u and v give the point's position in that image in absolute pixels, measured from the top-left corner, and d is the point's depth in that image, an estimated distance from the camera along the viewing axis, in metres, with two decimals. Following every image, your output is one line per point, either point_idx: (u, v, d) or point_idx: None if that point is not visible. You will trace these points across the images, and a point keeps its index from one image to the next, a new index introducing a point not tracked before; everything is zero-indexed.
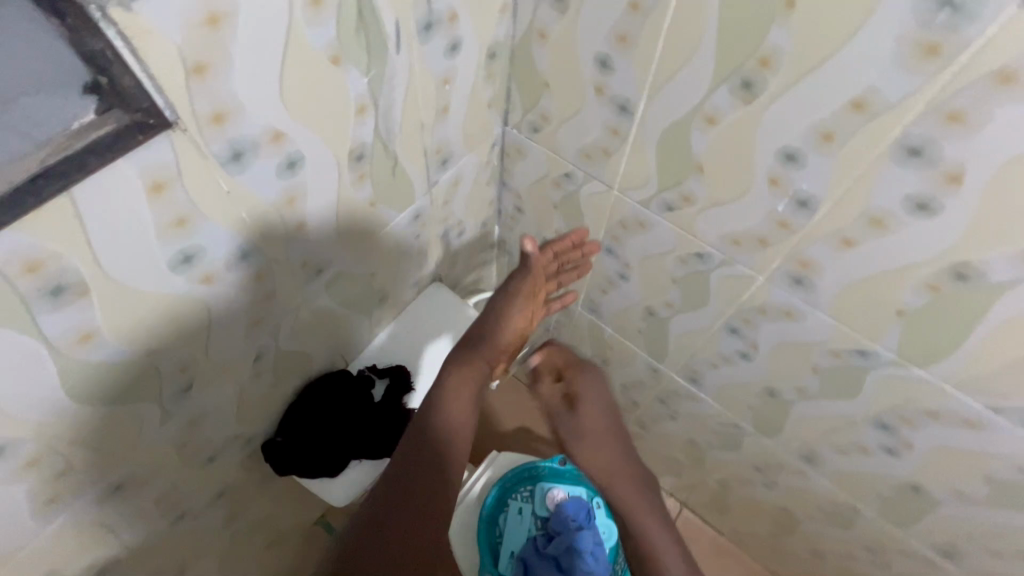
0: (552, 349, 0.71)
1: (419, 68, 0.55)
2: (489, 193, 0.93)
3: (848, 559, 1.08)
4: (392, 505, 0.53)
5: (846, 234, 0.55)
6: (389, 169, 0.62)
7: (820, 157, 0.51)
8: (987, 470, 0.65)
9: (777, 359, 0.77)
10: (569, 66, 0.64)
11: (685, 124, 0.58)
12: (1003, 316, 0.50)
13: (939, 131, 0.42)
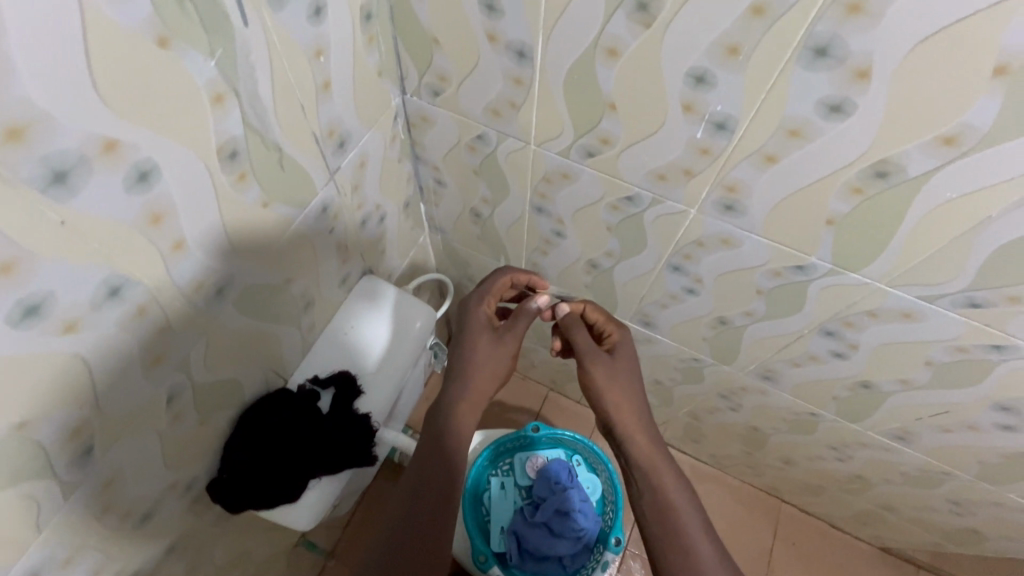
0: (591, 305, 0.81)
1: (280, 41, 0.48)
2: (404, 170, 0.86)
3: (815, 460, 1.14)
4: (434, 486, 0.65)
5: (767, 151, 0.53)
6: (277, 162, 0.55)
7: (729, 74, 0.48)
8: (927, 357, 0.68)
9: (722, 288, 0.76)
10: (455, 18, 0.58)
11: (588, 61, 0.54)
12: (925, 208, 0.50)
13: (841, 25, 0.40)
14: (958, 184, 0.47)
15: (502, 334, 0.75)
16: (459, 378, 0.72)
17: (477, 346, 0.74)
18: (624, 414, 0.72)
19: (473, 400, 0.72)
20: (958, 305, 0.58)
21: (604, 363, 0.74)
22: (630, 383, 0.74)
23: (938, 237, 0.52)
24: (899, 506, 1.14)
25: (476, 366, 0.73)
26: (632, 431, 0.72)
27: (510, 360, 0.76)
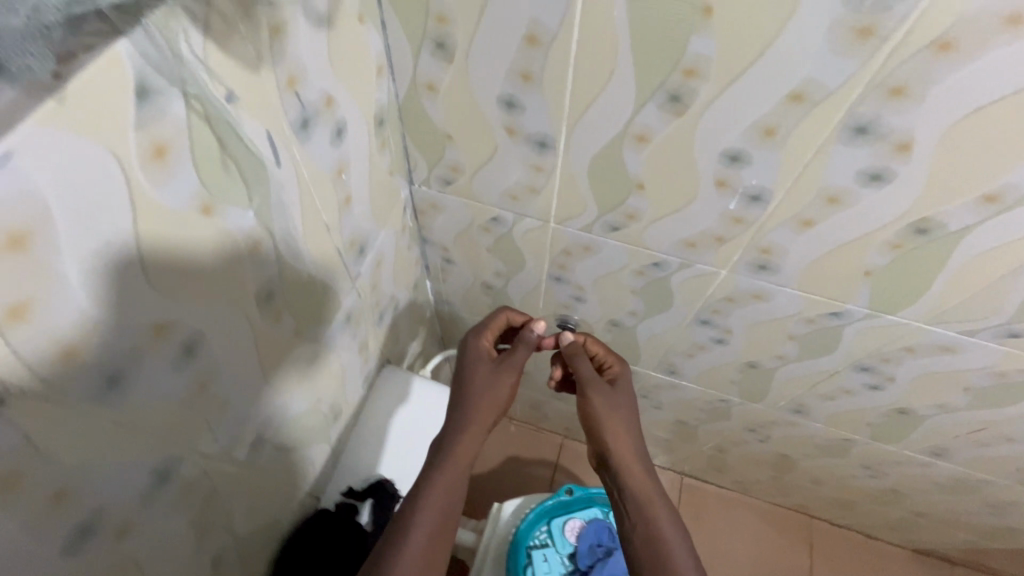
0: (592, 338, 0.73)
1: (308, 171, 0.45)
2: (412, 254, 0.84)
3: (848, 479, 1.14)
4: None
5: (804, 216, 0.53)
6: (306, 288, 0.52)
7: (765, 152, 0.48)
8: (966, 382, 0.69)
9: (753, 336, 0.76)
10: (471, 115, 0.57)
11: (615, 148, 0.54)
12: (965, 257, 0.51)
13: (884, 106, 0.41)
14: (999, 233, 0.48)
15: (501, 365, 0.65)
16: (456, 415, 0.61)
17: (475, 379, 0.64)
18: (621, 448, 0.62)
19: (467, 439, 0.60)
20: (998, 336, 0.59)
21: (604, 392, 0.65)
22: (630, 415, 0.64)
23: (978, 279, 0.53)
24: (935, 512, 1.14)
25: (474, 400, 0.62)
26: (631, 468, 0.61)
27: (510, 396, 0.65)
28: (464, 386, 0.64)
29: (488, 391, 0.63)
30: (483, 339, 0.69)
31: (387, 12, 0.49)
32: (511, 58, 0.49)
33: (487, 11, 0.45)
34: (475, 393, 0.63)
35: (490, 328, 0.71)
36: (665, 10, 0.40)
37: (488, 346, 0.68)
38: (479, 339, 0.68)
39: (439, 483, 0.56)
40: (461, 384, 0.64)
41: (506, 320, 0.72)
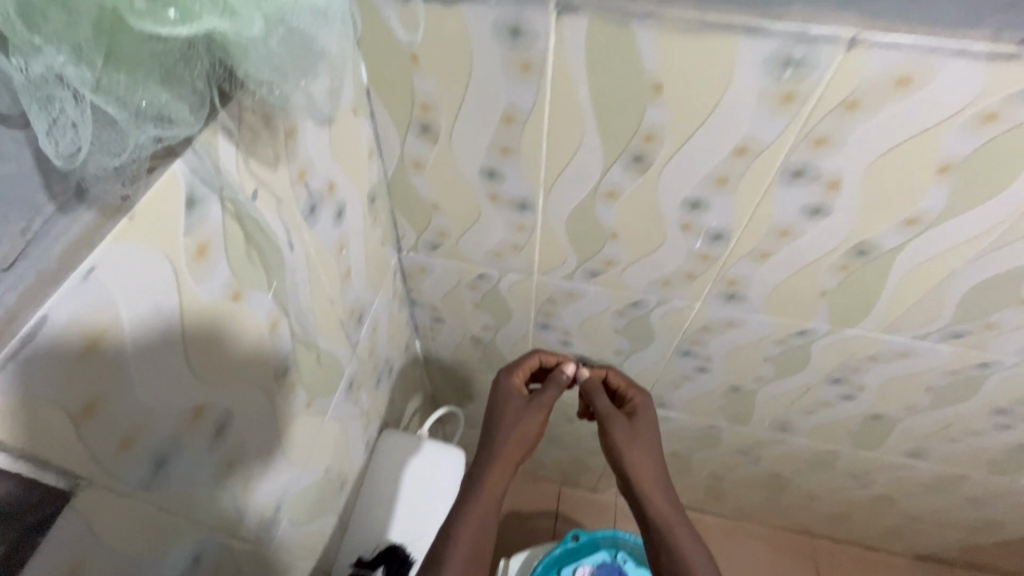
0: (612, 372, 0.75)
1: (314, 251, 0.49)
2: (403, 317, 0.87)
3: (840, 491, 1.17)
4: None
5: (762, 248, 0.60)
6: (315, 359, 0.54)
7: (720, 198, 0.55)
8: (927, 383, 0.75)
9: (732, 360, 0.81)
10: (455, 185, 0.62)
11: (589, 204, 0.60)
12: (903, 272, 0.58)
13: (813, 154, 0.48)
14: (927, 248, 0.55)
15: (530, 402, 0.68)
16: (484, 449, 0.63)
17: (503, 416, 0.67)
18: (643, 475, 0.63)
19: (497, 474, 0.61)
20: (945, 338, 0.66)
21: (624, 422, 0.67)
22: (651, 444, 0.66)
23: (918, 289, 0.60)
24: (925, 513, 1.18)
25: (500, 437, 0.64)
26: (653, 496, 0.61)
27: (538, 433, 0.67)
28: (493, 423, 0.66)
29: (517, 426, 0.65)
30: (514, 376, 0.72)
31: (376, 104, 0.54)
32: (490, 135, 0.55)
33: (467, 98, 0.52)
34: (504, 430, 0.65)
35: (518, 368, 0.74)
36: (623, 90, 0.47)
37: (518, 383, 0.72)
38: (507, 378, 0.72)
39: (473, 515, 0.57)
40: (492, 422, 0.67)
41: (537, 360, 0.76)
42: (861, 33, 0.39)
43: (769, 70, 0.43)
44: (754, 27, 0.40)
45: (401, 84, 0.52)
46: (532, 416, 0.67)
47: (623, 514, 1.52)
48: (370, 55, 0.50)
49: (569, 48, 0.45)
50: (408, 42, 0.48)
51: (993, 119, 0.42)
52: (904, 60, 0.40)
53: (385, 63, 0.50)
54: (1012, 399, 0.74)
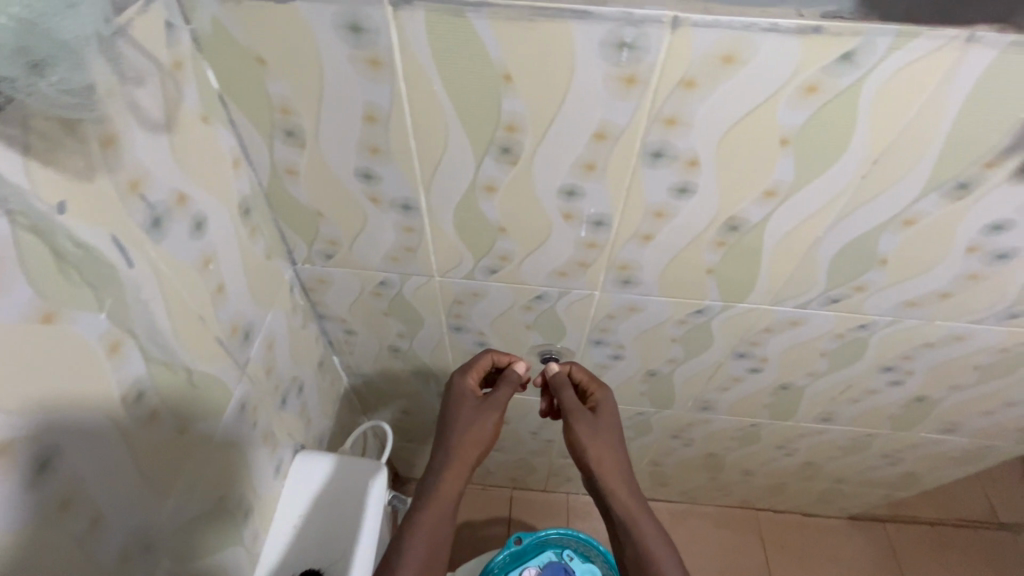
0: (575, 368, 0.79)
1: (166, 266, 0.47)
2: (310, 332, 0.84)
3: (770, 463, 1.22)
4: None
5: (643, 232, 0.61)
6: (185, 382, 0.51)
7: (592, 184, 0.56)
8: (821, 349, 0.79)
9: (643, 345, 0.83)
10: (334, 190, 0.60)
11: (470, 200, 0.60)
12: (773, 244, 0.61)
13: (665, 134, 0.50)
14: (789, 218, 0.57)
15: (483, 404, 0.72)
16: (445, 455, 0.69)
17: (460, 420, 0.71)
18: (605, 468, 0.69)
19: (453, 479, 0.68)
20: (824, 304, 0.69)
21: (587, 419, 0.72)
22: (611, 439, 0.72)
23: (791, 259, 0.63)
24: (849, 474, 1.24)
25: (456, 440, 0.69)
26: (616, 490, 0.69)
27: (494, 433, 0.72)
28: (453, 429, 0.71)
29: (472, 430, 0.70)
30: (468, 378, 0.75)
31: (232, 110, 0.52)
32: (356, 136, 0.54)
33: (324, 99, 0.50)
34: (461, 434, 0.70)
35: (472, 369, 0.76)
36: (474, 81, 0.47)
37: (472, 385, 0.75)
38: (462, 381, 0.75)
39: (428, 523, 0.64)
40: (449, 425, 0.71)
41: (490, 360, 0.76)
42: (680, 15, 0.41)
43: (607, 54, 0.44)
44: (583, 12, 0.42)
45: (253, 88, 0.50)
46: (487, 419, 0.71)
47: (575, 513, 1.52)
48: (215, 59, 0.48)
49: (412, 42, 0.45)
50: (249, 43, 0.46)
51: (815, 90, 0.45)
52: (723, 38, 0.42)
53: (231, 66, 0.48)
54: (896, 356, 0.78)
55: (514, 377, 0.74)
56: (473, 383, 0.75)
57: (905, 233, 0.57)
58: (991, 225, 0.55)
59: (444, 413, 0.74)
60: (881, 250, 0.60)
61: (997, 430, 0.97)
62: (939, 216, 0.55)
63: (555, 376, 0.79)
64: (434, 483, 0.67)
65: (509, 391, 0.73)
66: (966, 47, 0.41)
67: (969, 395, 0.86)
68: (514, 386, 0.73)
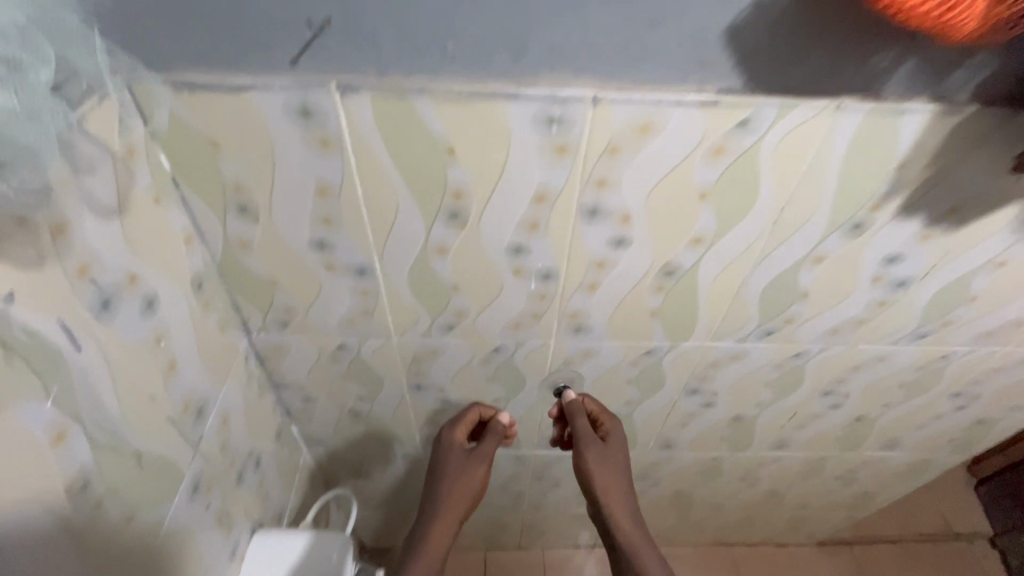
0: (587, 397, 0.83)
1: (116, 348, 0.46)
2: (266, 403, 0.82)
3: (736, 496, 1.24)
4: None
5: (588, 281, 0.65)
6: (134, 466, 0.50)
7: (538, 241, 0.60)
8: (764, 379, 0.84)
9: (601, 389, 0.86)
10: (289, 260, 0.62)
11: (423, 262, 0.62)
12: (707, 285, 0.66)
13: (599, 194, 0.55)
14: (718, 262, 0.63)
15: (471, 457, 0.84)
16: (436, 507, 0.82)
17: (450, 472, 0.84)
18: (611, 496, 0.80)
19: (442, 527, 0.81)
20: (760, 337, 0.75)
21: (598, 449, 0.81)
22: (612, 469, 0.81)
23: (724, 298, 0.68)
24: (811, 500, 1.27)
25: (444, 494, 0.83)
26: (616, 514, 0.80)
27: (478, 486, 0.85)
28: (442, 485, 0.83)
29: (461, 484, 0.83)
30: (456, 431, 0.85)
31: (185, 190, 0.54)
32: (309, 208, 0.56)
33: (276, 176, 0.53)
34: (450, 487, 0.83)
35: (461, 423, 0.85)
36: (420, 155, 0.51)
37: (460, 439, 0.85)
38: (450, 433, 0.85)
39: (422, 566, 0.77)
40: (439, 476, 0.85)
41: (476, 414, 0.86)
42: (599, 93, 0.47)
43: (538, 128, 0.49)
44: (513, 93, 0.47)
45: (206, 169, 0.52)
46: (473, 473, 0.84)
47: (552, 569, 1.48)
48: (167, 143, 0.50)
49: (359, 122, 0.49)
50: (203, 128, 0.49)
51: (722, 151, 0.51)
52: (637, 111, 0.48)
53: (185, 150, 0.50)
54: (831, 380, 0.84)
55: (499, 429, 0.84)
56: (462, 436, 0.85)
57: (817, 268, 0.64)
58: (887, 257, 0.63)
59: (438, 465, 0.86)
60: (801, 285, 0.66)
61: (933, 443, 1.04)
62: (843, 252, 0.62)
63: (569, 405, 0.81)
64: (425, 533, 0.81)
65: (495, 442, 0.84)
66: (837, 113, 0.48)
67: (901, 411, 0.93)
68: (501, 435, 0.84)
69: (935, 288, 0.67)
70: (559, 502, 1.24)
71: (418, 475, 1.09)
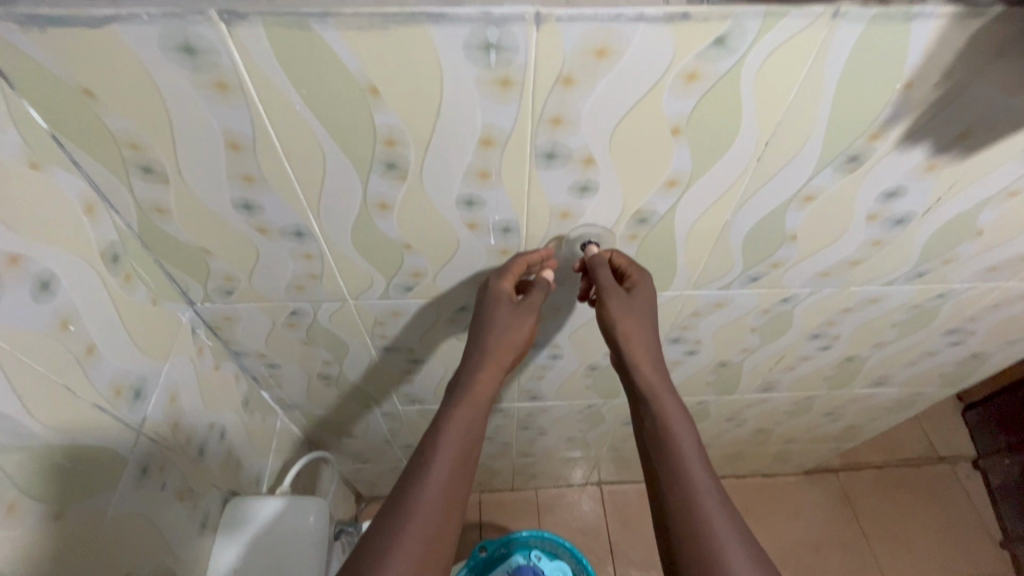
0: (612, 253, 0.60)
1: (8, 342, 0.44)
2: (226, 372, 0.78)
3: (723, 435, 1.24)
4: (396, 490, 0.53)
5: (553, 233, 0.58)
6: (56, 456, 0.48)
7: (491, 191, 0.53)
8: (749, 325, 0.79)
9: (578, 342, 0.81)
10: (215, 224, 0.55)
11: (365, 220, 0.56)
12: (684, 232, 0.60)
13: (554, 134, 0.47)
14: (696, 205, 0.56)
15: (519, 308, 0.60)
16: (475, 357, 0.60)
17: (494, 323, 0.60)
18: (633, 345, 0.60)
19: (489, 379, 0.60)
20: (745, 283, 0.69)
21: (624, 303, 0.59)
22: (643, 323, 0.60)
23: (703, 244, 0.62)
24: (798, 435, 1.27)
25: (488, 343, 0.60)
26: (641, 366, 0.61)
27: (527, 338, 0.62)
28: (486, 330, 0.60)
29: (508, 336, 0.60)
30: (505, 282, 0.60)
31: (71, 149, 0.47)
32: (223, 166, 0.49)
33: (175, 129, 0.46)
34: (494, 336, 0.60)
35: (509, 279, 0.60)
36: (338, 99, 0.44)
37: (510, 291, 0.60)
38: (497, 283, 0.60)
39: (459, 421, 0.56)
40: (482, 322, 0.61)
41: (523, 266, 0.60)
42: (542, 10, 0.38)
43: (473, 58, 0.41)
44: (437, 15, 0.38)
45: (90, 124, 0.45)
46: (522, 327, 0.60)
47: (545, 508, 1.52)
48: (34, 94, 0.43)
49: (258, 62, 0.41)
50: (72, 77, 0.41)
51: (695, 78, 0.44)
52: (591, 30, 0.40)
53: (58, 103, 0.44)
54: (820, 323, 0.80)
55: (547, 281, 0.62)
56: (508, 283, 0.60)
57: (808, 208, 0.58)
58: (885, 193, 0.56)
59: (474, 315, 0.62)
60: (788, 227, 0.60)
61: (922, 378, 1.01)
62: (837, 189, 0.55)
63: (590, 259, 0.60)
64: (465, 384, 0.59)
65: (544, 294, 0.61)
66: (833, 23, 0.40)
67: (892, 350, 0.89)
68: (549, 290, 0.62)
69: (936, 224, 0.61)
70: (547, 447, 1.24)
71: (401, 432, 1.08)
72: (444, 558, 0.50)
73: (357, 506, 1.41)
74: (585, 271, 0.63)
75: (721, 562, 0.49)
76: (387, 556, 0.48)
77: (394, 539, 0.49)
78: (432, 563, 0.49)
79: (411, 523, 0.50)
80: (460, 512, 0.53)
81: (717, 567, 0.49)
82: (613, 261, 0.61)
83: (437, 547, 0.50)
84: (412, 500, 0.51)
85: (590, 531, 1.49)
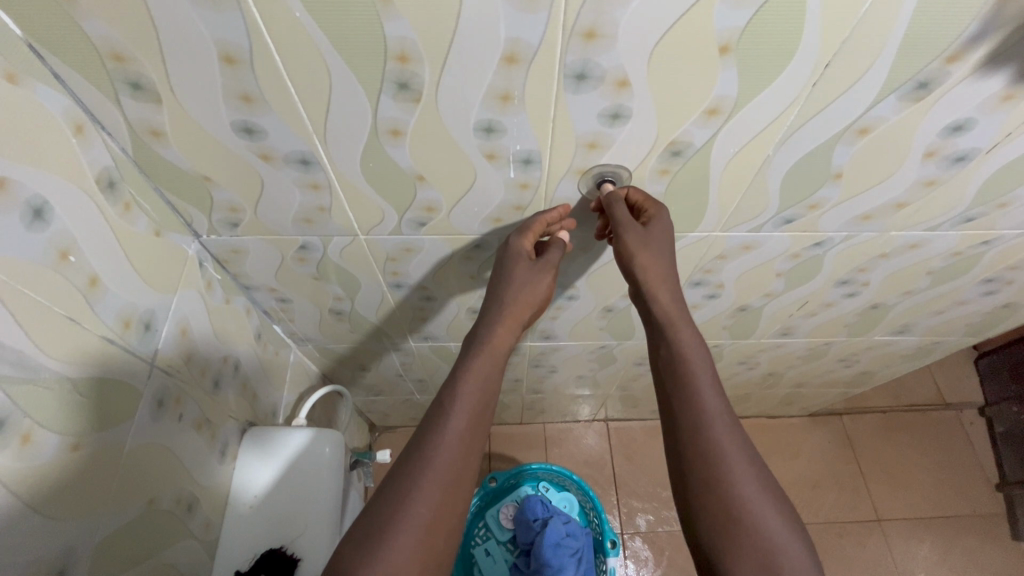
0: (628, 190, 0.57)
1: (6, 272, 0.42)
2: (236, 305, 0.76)
3: (735, 378, 1.23)
4: (417, 430, 0.52)
5: (577, 166, 0.54)
6: (65, 388, 0.48)
7: (513, 117, 0.48)
8: (776, 269, 0.75)
9: (596, 283, 0.78)
10: (215, 149, 0.51)
11: (375, 149, 0.51)
12: (720, 167, 0.55)
13: (587, 51, 0.42)
14: (736, 138, 0.51)
15: (537, 265, 0.60)
16: (492, 311, 0.59)
17: (513, 279, 0.59)
18: (652, 276, 0.57)
19: (506, 332, 0.58)
20: (778, 225, 0.65)
21: (639, 236, 0.56)
22: (662, 257, 0.57)
23: (739, 182, 0.57)
24: (809, 379, 1.27)
25: (507, 298, 0.58)
26: (657, 294, 0.58)
27: (546, 295, 0.61)
28: (505, 288, 0.59)
29: (524, 292, 0.59)
30: (524, 240, 0.59)
31: (52, 63, 0.44)
32: (219, 82, 0.44)
33: (162, 38, 0.41)
34: (509, 290, 0.58)
35: (529, 237, 0.59)
36: (346, 6, 0.38)
37: (528, 249, 0.59)
38: (517, 242, 0.59)
39: (477, 373, 0.54)
40: (497, 280, 0.60)
41: (542, 224, 0.59)
42: None
43: None
44: None
45: (70, 33, 0.41)
46: (541, 283, 0.59)
47: (553, 442, 1.56)
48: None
49: None
50: None
51: None
52: None
53: (32, 7, 0.40)
54: (851, 269, 0.76)
55: (563, 241, 0.61)
56: (529, 241, 0.59)
57: (860, 142, 0.52)
58: (951, 125, 0.50)
59: (494, 272, 0.61)
60: (835, 164, 0.55)
61: (948, 326, 0.98)
62: (897, 120, 0.50)
63: (605, 197, 0.57)
64: (481, 336, 0.57)
65: (561, 253, 0.61)
66: None
67: (922, 298, 0.86)
68: (565, 249, 0.61)
69: (999, 162, 0.56)
70: (557, 385, 1.26)
71: (412, 368, 1.08)
72: (462, 505, 0.49)
73: (370, 434, 1.46)
74: (602, 211, 0.60)
75: (730, 485, 0.49)
76: (406, 499, 0.47)
77: (411, 482, 0.48)
78: (451, 510, 0.48)
79: (431, 465, 0.49)
80: (478, 458, 0.52)
81: (724, 488, 0.49)
82: (630, 198, 0.58)
83: (457, 491, 0.49)
84: (431, 446, 0.50)
85: (596, 464, 1.54)
